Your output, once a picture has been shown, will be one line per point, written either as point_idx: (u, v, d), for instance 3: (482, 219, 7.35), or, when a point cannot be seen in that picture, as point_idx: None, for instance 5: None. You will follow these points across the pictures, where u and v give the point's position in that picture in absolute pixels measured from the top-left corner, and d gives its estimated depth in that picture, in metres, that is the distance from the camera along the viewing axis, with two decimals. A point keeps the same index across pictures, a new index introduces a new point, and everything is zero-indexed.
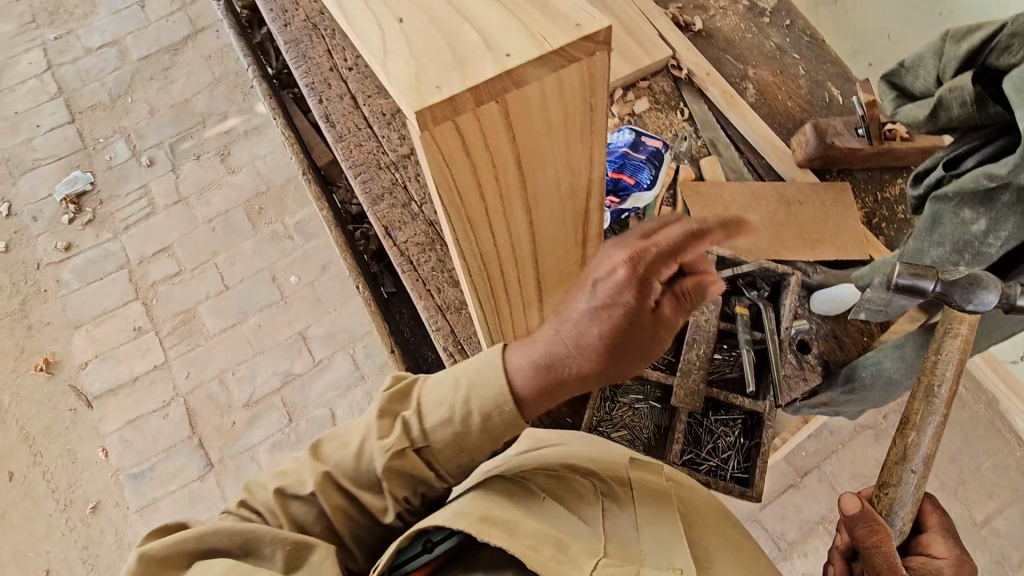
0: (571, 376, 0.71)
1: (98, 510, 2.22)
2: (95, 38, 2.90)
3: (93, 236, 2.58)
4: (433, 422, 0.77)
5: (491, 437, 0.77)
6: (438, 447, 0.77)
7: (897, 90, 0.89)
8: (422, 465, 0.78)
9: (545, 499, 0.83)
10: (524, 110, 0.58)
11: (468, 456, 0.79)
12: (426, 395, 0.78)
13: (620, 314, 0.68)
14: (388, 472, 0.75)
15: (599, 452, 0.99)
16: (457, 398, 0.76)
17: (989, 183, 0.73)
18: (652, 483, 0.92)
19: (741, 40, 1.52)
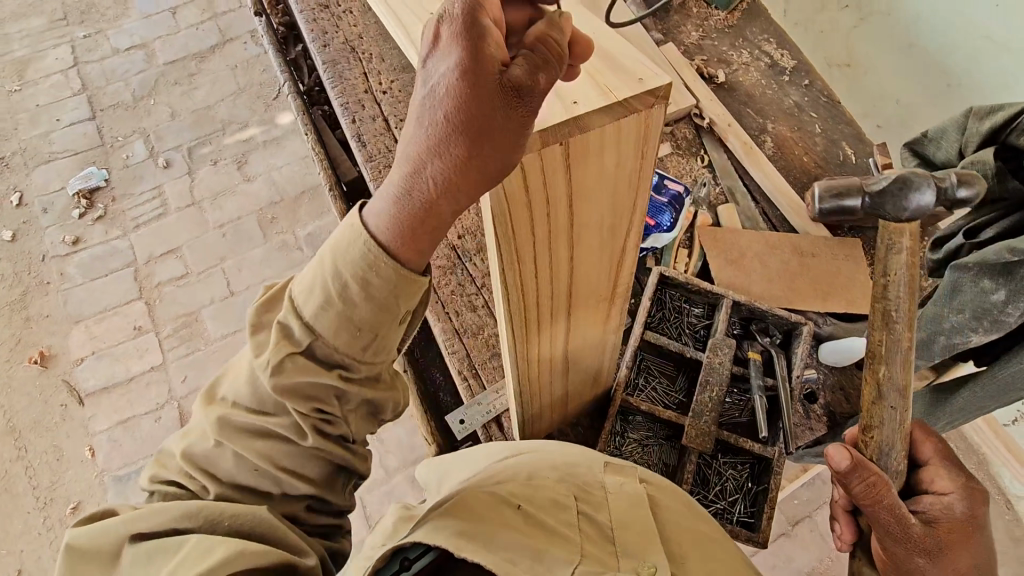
0: (426, 198, 0.55)
1: (78, 512, 2.16)
2: (124, 39, 2.95)
3: (102, 233, 2.58)
4: (309, 317, 0.66)
5: (388, 309, 0.64)
6: (330, 340, 0.66)
7: (918, 160, 0.94)
8: (320, 366, 0.68)
9: (518, 508, 0.81)
10: (584, 155, 0.61)
11: (368, 342, 0.67)
12: (297, 290, 0.67)
13: (450, 91, 0.50)
14: (279, 386, 0.66)
15: (575, 454, 0.98)
16: (326, 273, 0.63)
17: (1011, 257, 0.77)
18: (627, 487, 0.92)
19: (762, 95, 1.59)
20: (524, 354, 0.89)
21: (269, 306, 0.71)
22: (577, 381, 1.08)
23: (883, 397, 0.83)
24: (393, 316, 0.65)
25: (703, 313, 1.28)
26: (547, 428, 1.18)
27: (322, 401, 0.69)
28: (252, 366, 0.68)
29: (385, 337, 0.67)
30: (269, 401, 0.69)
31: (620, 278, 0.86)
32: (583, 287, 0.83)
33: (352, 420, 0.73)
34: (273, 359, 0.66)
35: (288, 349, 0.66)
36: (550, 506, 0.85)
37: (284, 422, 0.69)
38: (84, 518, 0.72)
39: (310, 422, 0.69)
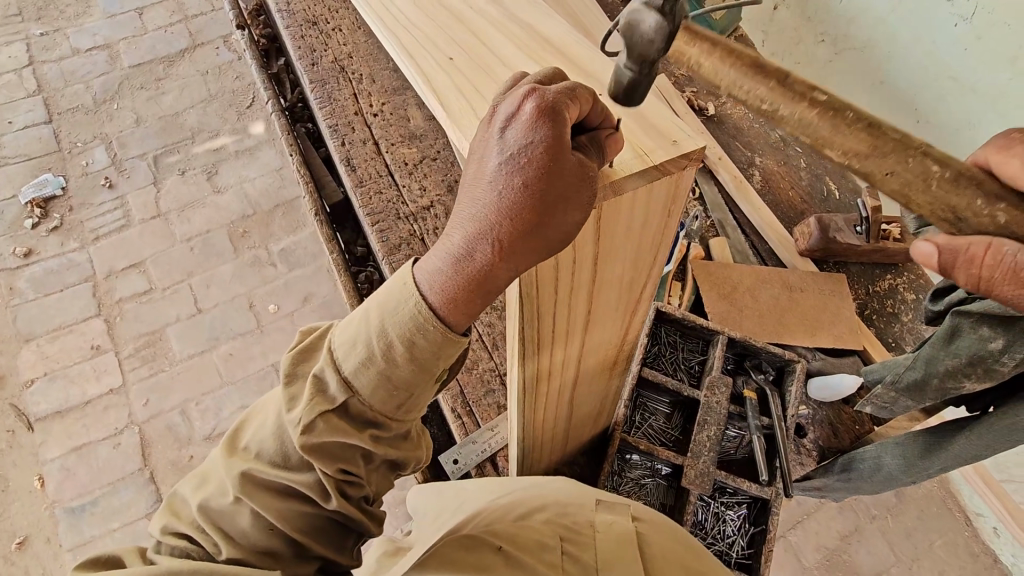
0: (484, 262, 0.52)
1: (25, 547, 2.00)
2: (85, 39, 2.80)
3: (57, 245, 2.43)
4: (348, 372, 0.63)
5: (424, 370, 0.61)
6: (365, 398, 0.63)
7: (919, 212, 0.97)
8: (351, 425, 0.64)
9: (499, 551, 0.74)
10: (616, 216, 0.59)
11: (402, 401, 0.64)
12: (335, 343, 0.64)
13: (524, 158, 0.49)
14: (309, 446, 0.62)
15: (564, 489, 0.88)
16: (367, 330, 0.61)
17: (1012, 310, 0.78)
18: (617, 527, 0.80)
19: (749, 128, 1.61)
20: (531, 403, 0.86)
21: (304, 356, 0.69)
22: (578, 422, 1.06)
23: (879, 169, 0.55)
24: (429, 376, 0.62)
25: (698, 347, 1.28)
26: (544, 466, 1.15)
27: (349, 462, 0.65)
28: (282, 421, 0.64)
29: (420, 396, 0.64)
30: (296, 456, 0.65)
31: (632, 325, 0.84)
32: (596, 336, 0.81)
33: (374, 481, 0.70)
34: (305, 418, 0.62)
35: (320, 407, 0.63)
36: (528, 548, 0.76)
37: (307, 480, 0.65)
38: (84, 562, 0.65)
39: (333, 482, 0.65)
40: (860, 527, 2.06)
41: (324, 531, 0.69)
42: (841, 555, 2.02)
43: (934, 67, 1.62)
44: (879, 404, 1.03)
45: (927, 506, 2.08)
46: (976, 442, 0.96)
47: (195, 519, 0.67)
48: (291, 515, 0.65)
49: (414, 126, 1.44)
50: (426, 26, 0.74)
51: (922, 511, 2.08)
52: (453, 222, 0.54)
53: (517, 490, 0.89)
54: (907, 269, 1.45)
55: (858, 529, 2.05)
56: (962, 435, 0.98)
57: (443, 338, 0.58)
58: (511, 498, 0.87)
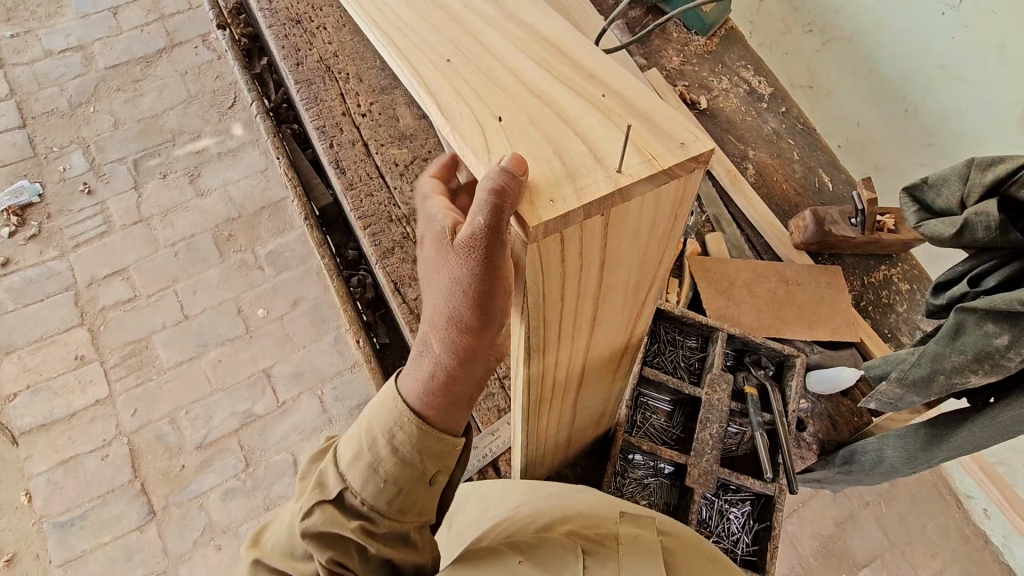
0: (442, 359, 0.64)
1: (14, 564, 1.96)
2: (58, 40, 2.72)
3: (36, 254, 2.36)
4: (344, 468, 0.69)
5: (414, 468, 0.67)
6: (357, 490, 0.68)
7: (919, 206, 0.97)
8: (346, 516, 0.67)
9: (517, 564, 0.74)
10: (623, 221, 0.57)
11: (393, 495, 0.67)
12: (342, 442, 0.72)
13: (442, 268, 0.62)
14: (306, 534, 0.66)
15: (593, 504, 0.90)
16: (363, 427, 0.69)
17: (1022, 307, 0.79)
18: (642, 542, 0.74)
19: (742, 121, 1.60)
20: (535, 410, 0.85)
21: (321, 456, 0.78)
22: (581, 426, 1.05)
23: None
24: (419, 469, 0.67)
25: (696, 344, 1.28)
26: (547, 470, 1.14)
27: (344, 554, 0.66)
28: (292, 512, 0.70)
29: (410, 488, 0.68)
30: (299, 547, 0.68)
31: (636, 327, 0.83)
32: (600, 341, 0.79)
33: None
34: (305, 505, 0.68)
35: (318, 496, 0.68)
36: (549, 563, 0.74)
37: (308, 569, 0.67)
38: None
39: (329, 573, 0.66)
40: (854, 514, 2.07)
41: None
42: (836, 542, 2.03)
43: (922, 57, 1.63)
44: (883, 400, 1.00)
45: (920, 491, 2.11)
46: (980, 435, 0.97)
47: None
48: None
49: (403, 126, 1.41)
50: (419, 26, 0.72)
51: (914, 495, 2.10)
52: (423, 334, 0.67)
53: (540, 508, 0.91)
54: (900, 260, 1.46)
55: (852, 517, 2.07)
56: (965, 428, 0.99)
57: (420, 432, 0.66)
58: (536, 514, 0.89)
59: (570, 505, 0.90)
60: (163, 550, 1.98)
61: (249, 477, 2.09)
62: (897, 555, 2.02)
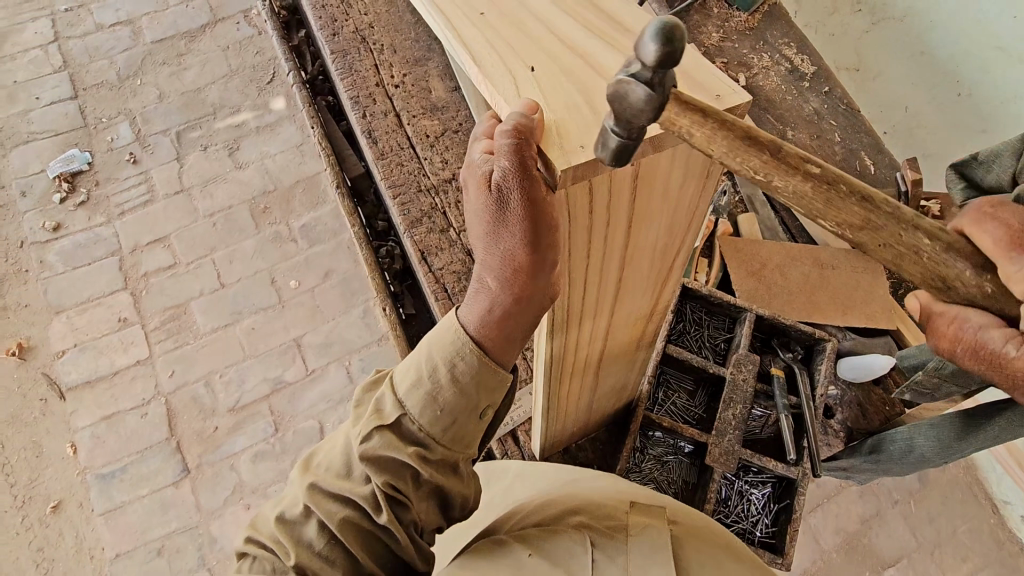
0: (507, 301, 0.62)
1: (60, 510, 2.08)
2: (109, 15, 2.80)
3: (84, 219, 2.46)
4: (402, 395, 0.69)
5: (469, 402, 0.68)
6: (415, 417, 0.68)
7: (966, 182, 0.88)
8: (403, 441, 0.68)
9: (527, 558, 0.76)
10: (652, 171, 0.57)
11: (447, 424, 0.68)
12: (396, 373, 0.72)
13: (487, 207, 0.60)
14: (365, 456, 0.67)
15: (597, 494, 0.91)
16: (421, 355, 0.68)
17: None
18: (652, 532, 0.76)
19: (782, 101, 1.56)
20: (558, 374, 0.85)
21: (373, 387, 0.79)
22: (604, 394, 1.04)
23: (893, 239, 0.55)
24: (472, 401, 0.68)
25: (723, 325, 1.26)
26: (568, 439, 1.15)
27: (400, 479, 0.68)
28: (350, 433, 0.72)
29: (464, 424, 0.69)
30: (356, 468, 0.70)
31: (662, 296, 0.82)
32: (624, 310, 0.79)
33: (422, 508, 0.71)
34: (363, 430, 0.69)
35: (377, 421, 0.68)
36: (557, 556, 0.76)
37: (363, 492, 0.68)
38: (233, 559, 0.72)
39: (386, 495, 0.67)
40: (881, 511, 2.02)
41: (377, 551, 0.71)
42: (859, 539, 1.99)
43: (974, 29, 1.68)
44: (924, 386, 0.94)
45: (951, 491, 2.04)
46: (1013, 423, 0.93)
47: (270, 532, 0.71)
48: (346, 526, 0.68)
49: (436, 98, 1.42)
50: None
51: (946, 496, 2.05)
52: (480, 281, 0.65)
53: (558, 497, 0.92)
54: None
55: (878, 513, 2.02)
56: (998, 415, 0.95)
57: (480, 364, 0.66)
58: (553, 504, 0.90)
59: (580, 495, 0.91)
60: (196, 506, 2.08)
61: (278, 441, 2.16)
62: (924, 556, 1.98)
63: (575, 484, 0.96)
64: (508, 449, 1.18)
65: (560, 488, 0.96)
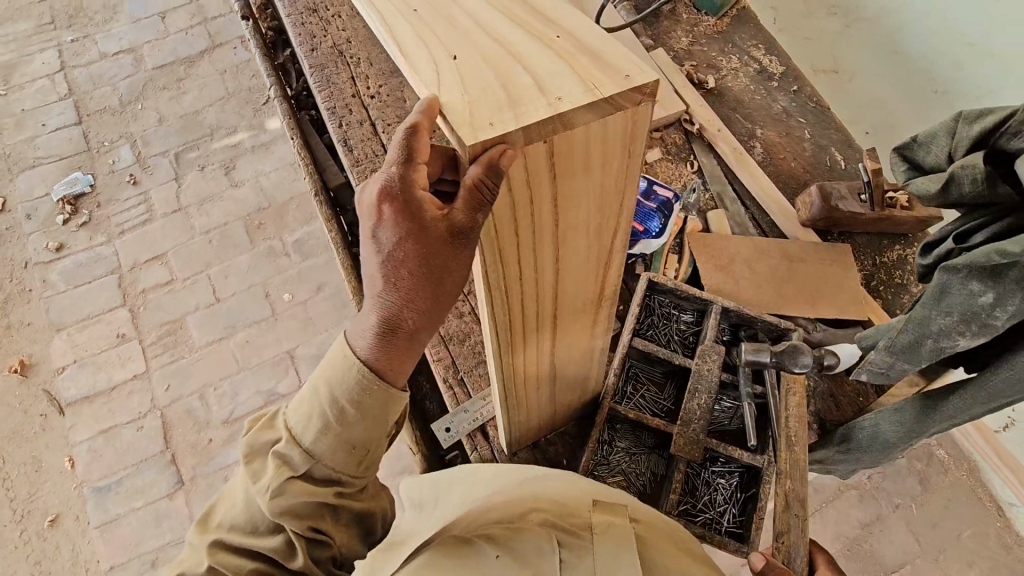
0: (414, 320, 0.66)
1: (57, 524, 2.11)
2: (112, 43, 2.91)
3: (86, 239, 2.54)
4: (306, 442, 0.72)
5: (379, 428, 0.72)
6: (326, 461, 0.72)
7: (908, 165, 0.89)
8: (315, 485, 0.72)
9: (494, 558, 0.76)
10: (568, 149, 0.59)
11: (361, 458, 0.74)
12: (293, 419, 0.73)
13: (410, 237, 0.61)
14: (278, 511, 0.70)
15: (561, 493, 0.94)
16: (320, 400, 0.70)
17: (1001, 259, 0.72)
18: (616, 528, 0.79)
19: (751, 100, 1.58)
20: (508, 359, 0.88)
21: (263, 433, 0.76)
22: (565, 386, 1.06)
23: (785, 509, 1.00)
24: (381, 430, 0.73)
25: (692, 319, 1.27)
26: (535, 433, 1.16)
27: (317, 520, 0.73)
28: (250, 491, 0.73)
29: (375, 449, 0.75)
30: (263, 521, 0.73)
31: (608, 281, 0.84)
32: (567, 294, 0.81)
33: (341, 539, 0.76)
34: (270, 487, 0.70)
35: (286, 475, 0.71)
36: (524, 556, 0.77)
37: (277, 543, 0.72)
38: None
39: (302, 541, 0.72)
40: (880, 516, 2.06)
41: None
42: (860, 545, 2.03)
43: (946, 31, 1.73)
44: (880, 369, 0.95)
45: (953, 495, 2.07)
46: (972, 401, 0.86)
47: None
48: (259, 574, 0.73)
49: (410, 107, 1.46)
50: None
51: (949, 500, 2.07)
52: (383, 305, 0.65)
53: (525, 495, 0.94)
54: (916, 239, 1.41)
55: (877, 519, 2.06)
56: (957, 395, 0.88)
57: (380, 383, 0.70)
58: (517, 505, 0.91)
59: (543, 496, 0.93)
60: (190, 518, 2.10)
61: None
62: (927, 561, 2.00)
63: (536, 484, 0.98)
64: (477, 445, 1.19)
65: (521, 490, 0.97)
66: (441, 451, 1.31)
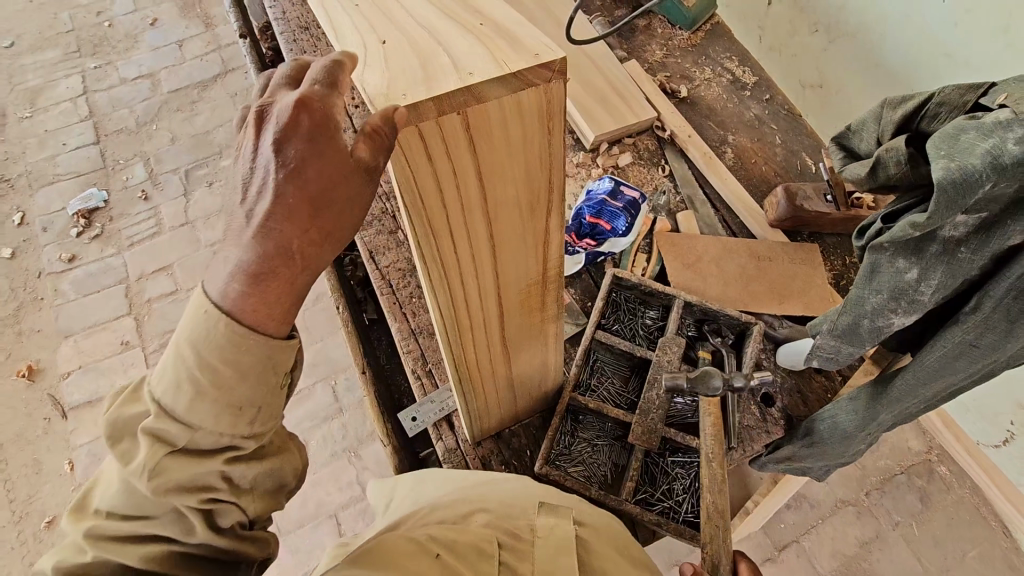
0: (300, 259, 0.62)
1: (54, 525, 2.16)
2: (132, 69, 3.09)
3: (97, 251, 2.65)
4: (180, 412, 0.66)
5: (266, 385, 0.68)
6: (207, 428, 0.66)
7: (846, 153, 0.93)
8: (201, 455, 0.68)
9: (439, 557, 0.74)
10: (485, 123, 0.64)
11: (251, 419, 0.68)
12: (160, 385, 0.67)
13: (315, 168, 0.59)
14: (160, 489, 0.66)
15: (515, 491, 0.95)
16: (186, 363, 0.64)
17: (914, 232, 0.71)
18: (557, 531, 0.83)
19: (723, 108, 1.63)
20: (454, 336, 0.91)
21: (134, 401, 0.70)
22: (522, 373, 1.08)
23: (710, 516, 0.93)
24: (265, 384, 0.68)
25: (657, 314, 1.29)
26: (497, 424, 1.19)
27: (210, 489, 0.69)
28: (122, 475, 0.67)
29: (267, 405, 0.70)
30: (148, 504, 0.68)
31: (549, 261, 0.87)
32: (508, 272, 0.85)
33: (245, 500, 0.73)
34: (146, 465, 0.65)
35: (163, 449, 0.66)
36: (468, 556, 0.77)
37: (167, 521, 0.69)
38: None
39: (198, 511, 0.69)
40: (879, 533, 2.01)
41: (200, 561, 0.74)
42: (858, 563, 1.97)
43: (927, 42, 1.52)
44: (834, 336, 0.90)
45: (954, 512, 2.02)
46: (912, 380, 0.89)
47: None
48: (158, 552, 0.70)
49: None
50: None
51: (951, 517, 2.02)
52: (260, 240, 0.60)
53: (473, 496, 0.93)
54: None
55: (875, 536, 2.01)
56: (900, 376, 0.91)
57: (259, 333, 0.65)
58: (465, 505, 0.91)
59: (492, 494, 0.93)
60: None
61: None
62: None
63: (491, 487, 0.96)
64: (443, 434, 1.21)
65: (472, 490, 0.96)
66: (413, 446, 1.34)
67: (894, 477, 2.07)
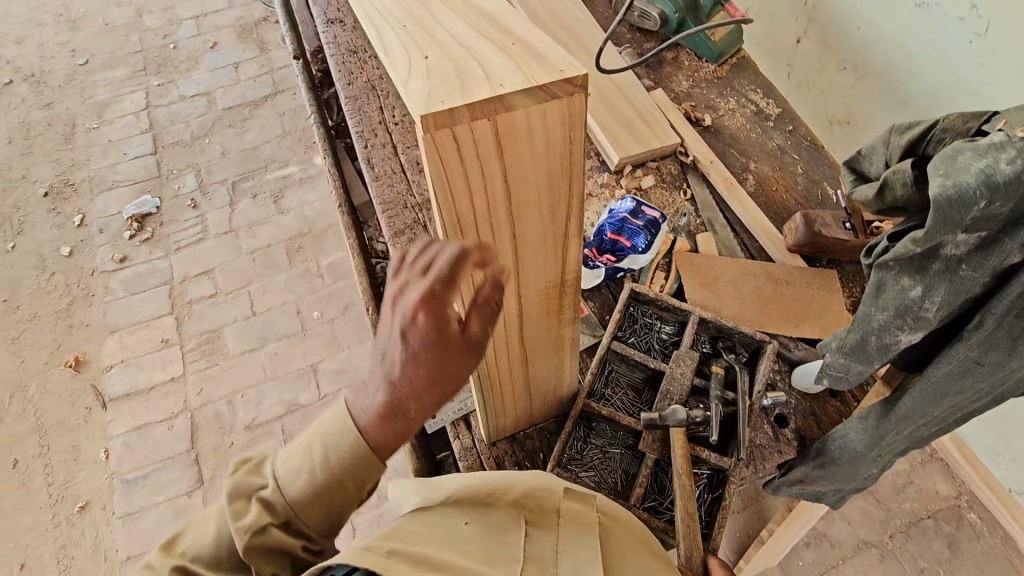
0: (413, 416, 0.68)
1: (86, 511, 2.26)
2: (191, 87, 3.32)
3: (147, 253, 2.82)
4: (291, 491, 0.74)
5: (351, 495, 0.76)
6: (302, 514, 0.74)
7: (857, 177, 0.98)
8: (287, 534, 0.74)
9: (465, 525, 0.79)
10: (512, 129, 0.71)
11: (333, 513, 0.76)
12: (279, 465, 0.76)
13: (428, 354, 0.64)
14: (250, 551, 0.71)
15: (537, 474, 0.93)
16: (311, 456, 0.73)
17: (915, 247, 0.77)
18: (581, 517, 0.84)
19: (746, 137, 1.68)
20: None
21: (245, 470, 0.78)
22: (538, 375, 1.13)
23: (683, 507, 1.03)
24: (356, 493, 0.76)
25: (673, 330, 1.33)
26: (513, 426, 1.24)
27: (280, 568, 0.74)
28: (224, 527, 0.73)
29: (344, 508, 0.77)
30: (227, 559, 0.73)
31: (567, 265, 0.93)
32: (529, 272, 0.91)
33: None
34: (248, 526, 0.72)
35: (264, 515, 0.73)
36: (493, 527, 0.80)
37: None
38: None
39: None
40: None
41: None
42: None
43: (952, 83, 1.54)
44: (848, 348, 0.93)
45: (984, 561, 1.95)
46: (919, 399, 0.91)
47: None
48: None
49: None
50: None
51: (982, 568, 1.94)
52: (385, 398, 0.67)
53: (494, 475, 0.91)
54: None
55: None
56: (907, 394, 0.94)
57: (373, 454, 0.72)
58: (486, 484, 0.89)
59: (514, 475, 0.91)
60: None
61: None
62: None
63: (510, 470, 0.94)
64: (460, 432, 1.27)
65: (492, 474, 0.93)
66: (431, 446, 1.39)
67: (920, 521, 2.02)
